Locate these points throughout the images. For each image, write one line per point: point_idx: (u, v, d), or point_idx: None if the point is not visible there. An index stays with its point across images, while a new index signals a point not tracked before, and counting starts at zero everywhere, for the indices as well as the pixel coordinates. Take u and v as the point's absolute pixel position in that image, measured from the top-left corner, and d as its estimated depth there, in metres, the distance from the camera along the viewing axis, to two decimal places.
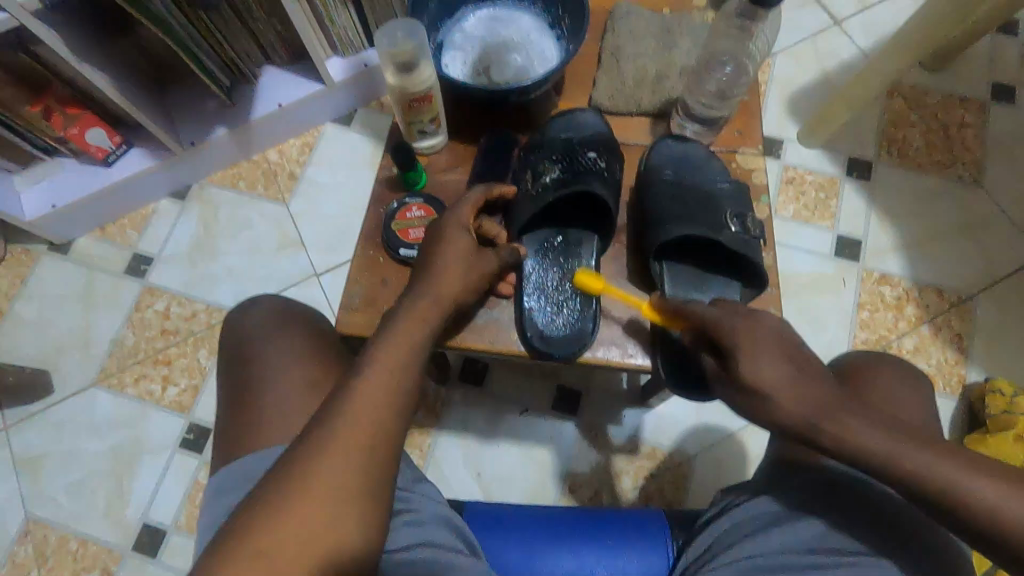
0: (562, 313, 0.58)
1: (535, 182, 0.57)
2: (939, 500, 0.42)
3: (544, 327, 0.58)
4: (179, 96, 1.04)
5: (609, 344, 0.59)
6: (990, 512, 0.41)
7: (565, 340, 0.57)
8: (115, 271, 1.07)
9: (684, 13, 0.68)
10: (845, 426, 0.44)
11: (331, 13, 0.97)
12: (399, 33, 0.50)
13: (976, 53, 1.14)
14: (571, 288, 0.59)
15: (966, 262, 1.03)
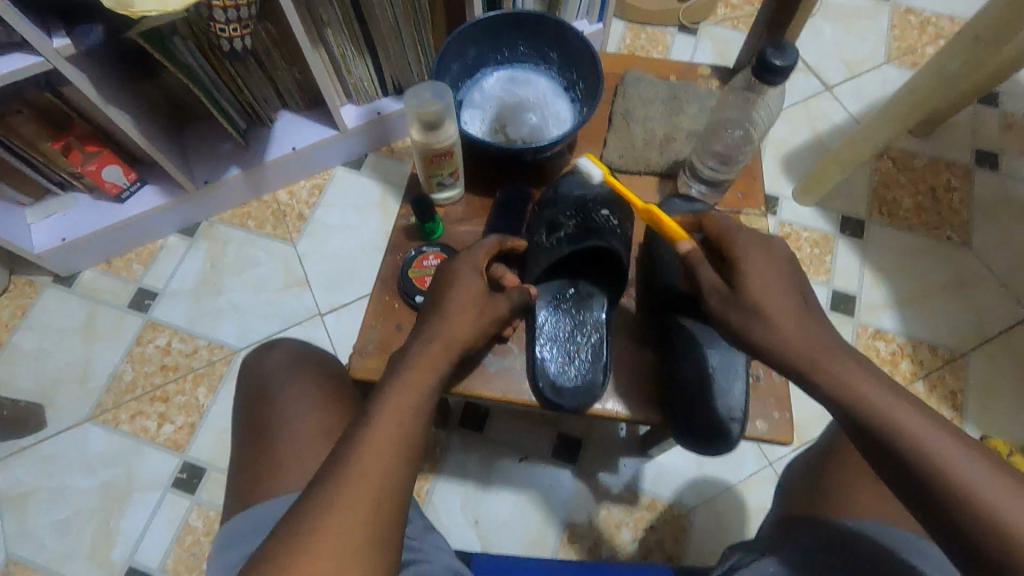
0: (574, 363, 0.57)
1: (549, 236, 0.59)
2: (936, 477, 0.40)
3: (555, 377, 0.57)
4: (196, 137, 1.07)
5: (618, 397, 0.58)
6: (986, 502, 0.38)
7: (576, 391, 0.56)
8: (118, 305, 1.07)
9: (690, 81, 0.72)
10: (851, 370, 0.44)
11: (349, 64, 1.01)
12: (427, 93, 0.53)
13: (960, 122, 1.20)
14: (584, 340, 0.59)
15: (958, 320, 1.05)
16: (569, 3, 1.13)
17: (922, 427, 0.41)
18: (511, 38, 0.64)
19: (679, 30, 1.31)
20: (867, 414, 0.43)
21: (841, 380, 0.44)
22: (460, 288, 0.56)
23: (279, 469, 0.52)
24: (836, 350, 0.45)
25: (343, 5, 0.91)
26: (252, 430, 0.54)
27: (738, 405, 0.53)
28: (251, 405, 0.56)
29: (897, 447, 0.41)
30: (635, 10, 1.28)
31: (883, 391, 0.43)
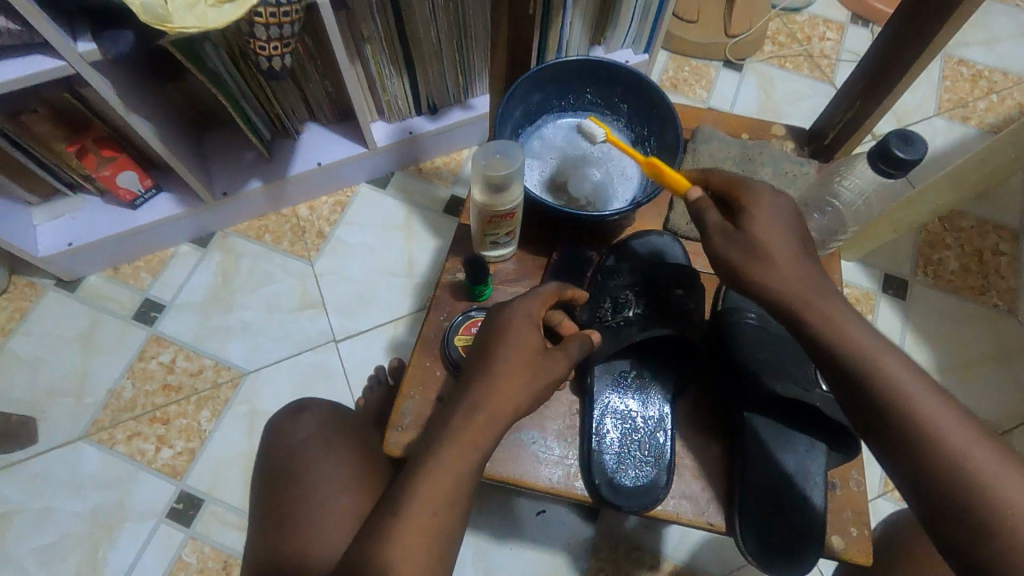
0: (635, 461, 0.55)
1: (615, 315, 0.57)
2: (921, 432, 0.44)
3: (613, 474, 0.54)
4: (217, 144, 1.02)
5: (681, 496, 0.55)
6: (963, 456, 0.43)
7: (636, 492, 0.54)
8: (123, 316, 1.01)
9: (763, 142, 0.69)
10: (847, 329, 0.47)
11: (384, 81, 0.96)
12: (496, 153, 0.48)
13: (1011, 183, 1.16)
14: (646, 435, 0.56)
15: (1001, 394, 1.00)
16: (616, 31, 1.08)
17: (962, 431, 0.43)
18: (580, 86, 0.60)
19: (724, 65, 1.26)
20: (883, 387, 0.45)
21: (914, 406, 0.44)
22: (516, 346, 0.51)
23: (316, 530, 0.56)
24: (895, 361, 0.46)
25: (386, 21, 0.86)
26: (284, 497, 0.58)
27: (815, 519, 0.52)
28: (285, 473, 0.60)
29: (948, 468, 0.43)
30: (680, 41, 1.24)
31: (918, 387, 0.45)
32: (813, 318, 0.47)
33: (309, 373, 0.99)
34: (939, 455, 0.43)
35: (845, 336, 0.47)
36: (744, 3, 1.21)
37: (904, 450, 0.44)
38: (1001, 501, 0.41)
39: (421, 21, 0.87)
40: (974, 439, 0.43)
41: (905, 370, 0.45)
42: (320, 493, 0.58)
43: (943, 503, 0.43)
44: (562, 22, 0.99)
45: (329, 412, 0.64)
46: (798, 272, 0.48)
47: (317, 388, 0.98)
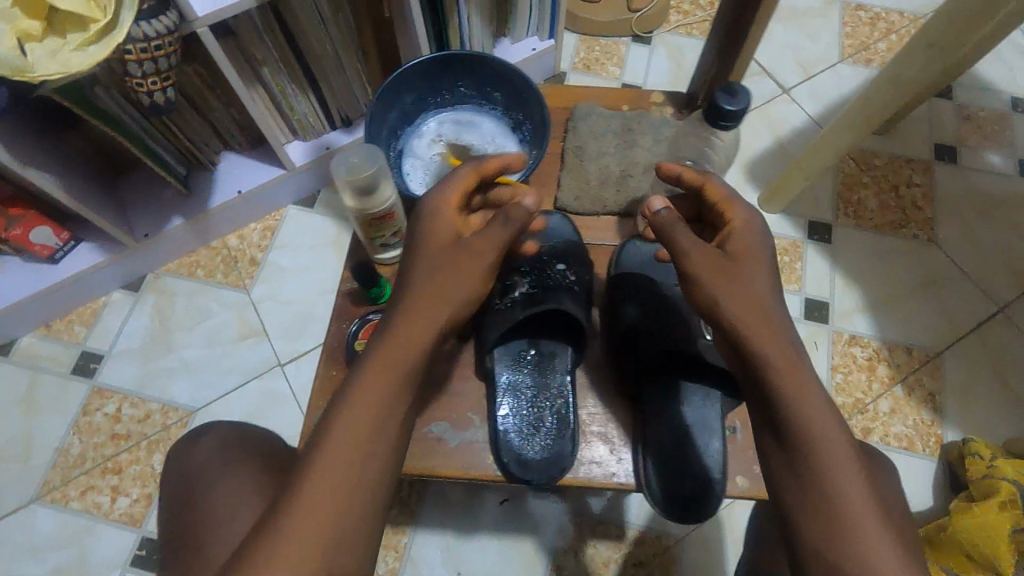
0: (539, 435, 0.58)
1: (504, 299, 0.61)
2: (804, 436, 0.47)
3: (521, 451, 0.57)
4: (134, 187, 1.01)
5: (592, 462, 0.58)
6: (830, 468, 0.46)
7: (544, 464, 0.57)
8: (61, 373, 1.00)
9: (643, 111, 0.74)
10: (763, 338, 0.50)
11: (291, 102, 0.97)
12: (355, 157, 0.50)
13: (917, 118, 1.20)
14: (546, 409, 0.59)
15: (930, 321, 1.04)
16: (517, 22, 1.10)
17: (841, 448, 0.47)
18: (450, 81, 0.62)
19: (633, 40, 1.28)
20: (786, 392, 0.48)
21: (820, 439, 0.47)
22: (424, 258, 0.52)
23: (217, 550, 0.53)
24: (808, 379, 0.49)
25: (278, 42, 0.86)
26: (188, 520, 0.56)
27: (715, 466, 0.56)
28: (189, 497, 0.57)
29: (822, 489, 0.46)
30: (587, 23, 1.25)
31: (822, 404, 0.48)
32: (744, 321, 0.50)
33: (258, 401, 0.99)
34: (833, 491, 0.45)
35: (785, 359, 0.49)
36: None
37: (804, 485, 0.46)
38: (854, 529, 0.44)
39: (313, 36, 0.87)
40: (846, 460, 0.47)
41: (833, 421, 0.48)
42: (223, 512, 0.55)
43: (815, 539, 0.45)
44: (459, 19, 1.00)
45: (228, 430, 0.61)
46: (750, 281, 0.53)
47: (268, 414, 0.98)
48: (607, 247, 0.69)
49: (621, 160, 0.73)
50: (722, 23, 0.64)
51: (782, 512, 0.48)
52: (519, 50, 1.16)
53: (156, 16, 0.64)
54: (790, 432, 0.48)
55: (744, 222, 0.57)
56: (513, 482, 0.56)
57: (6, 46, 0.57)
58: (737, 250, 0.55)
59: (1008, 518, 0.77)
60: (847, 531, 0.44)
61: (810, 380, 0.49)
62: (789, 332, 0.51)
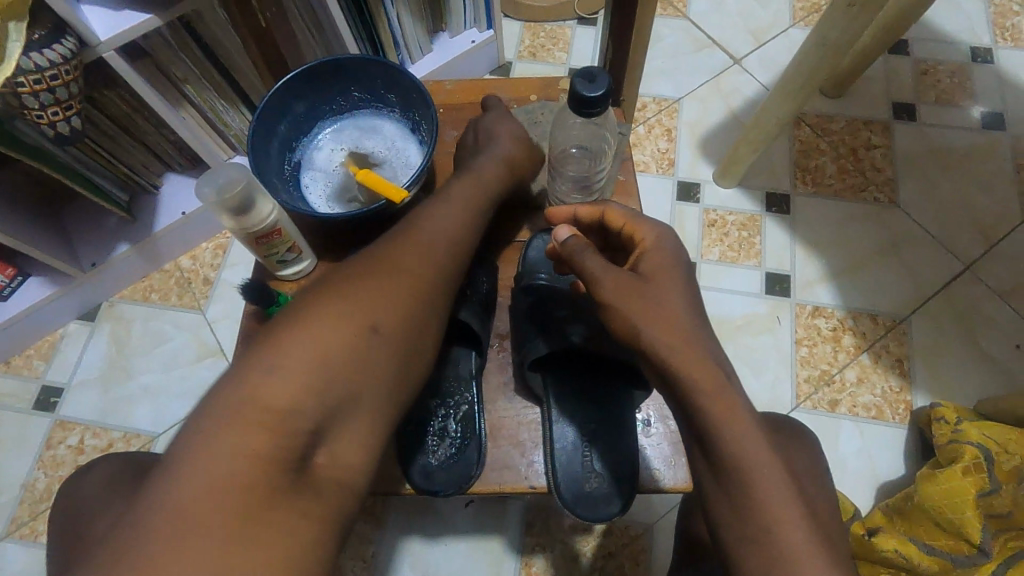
0: (443, 444, 0.58)
1: None
2: (739, 467, 0.43)
3: (426, 462, 0.57)
4: (78, 217, 1.00)
5: (502, 467, 0.58)
6: (765, 501, 0.42)
7: (447, 474, 0.57)
8: (22, 409, 1.00)
9: (551, 100, 0.72)
10: (691, 361, 0.44)
11: (224, 117, 0.95)
12: (224, 179, 0.49)
13: (873, 77, 1.17)
14: (448, 419, 0.59)
15: (894, 285, 1.02)
16: (450, 14, 1.07)
17: (775, 475, 0.43)
18: (343, 87, 0.61)
19: (579, 23, 1.26)
20: (716, 424, 0.43)
21: (752, 468, 0.43)
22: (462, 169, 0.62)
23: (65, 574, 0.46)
24: (740, 404, 0.44)
25: (197, 59, 0.85)
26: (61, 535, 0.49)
27: (625, 466, 0.57)
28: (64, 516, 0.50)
29: (759, 521, 0.42)
30: (529, 10, 1.23)
31: (754, 431, 0.43)
32: (671, 343, 0.45)
33: None
34: (767, 524, 0.42)
35: (719, 387, 0.44)
36: None
37: (730, 498, 0.43)
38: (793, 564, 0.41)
39: (233, 48, 0.86)
40: (780, 486, 0.43)
41: (764, 445, 0.43)
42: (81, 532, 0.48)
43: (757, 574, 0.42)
44: (386, 18, 0.98)
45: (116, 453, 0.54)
46: (667, 297, 0.48)
47: None
48: (517, 244, 0.67)
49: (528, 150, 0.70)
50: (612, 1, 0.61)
51: (711, 523, 0.45)
52: (458, 44, 1.14)
53: (48, 46, 0.64)
54: (721, 456, 0.43)
55: (655, 241, 0.53)
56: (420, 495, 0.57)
57: None
58: (651, 270, 0.50)
59: (973, 482, 0.75)
60: (771, 540, 0.42)
61: (735, 395, 0.44)
62: (704, 342, 0.46)
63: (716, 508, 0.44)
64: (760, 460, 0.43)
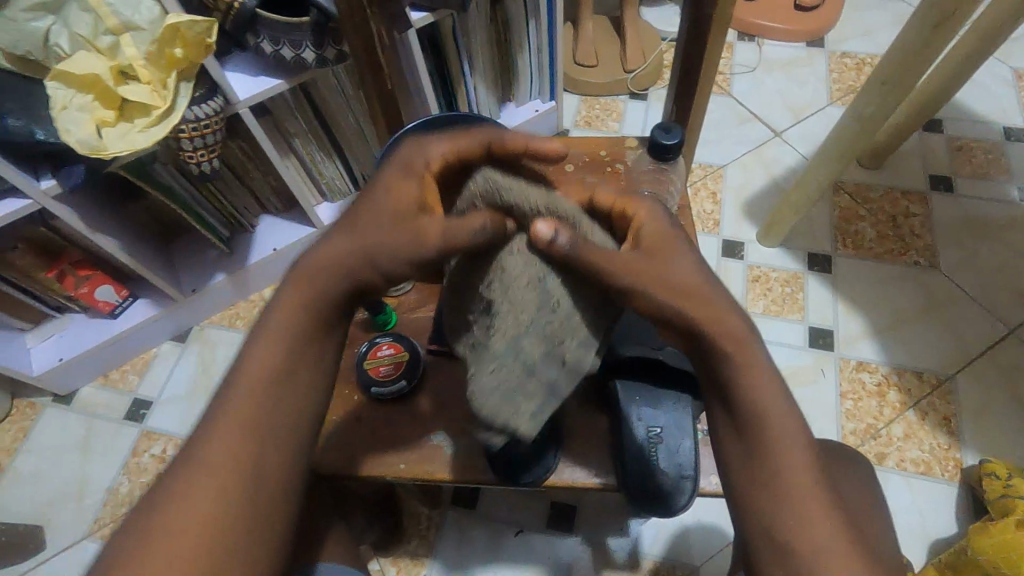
0: (526, 438, 0.62)
1: None
2: (761, 435, 0.47)
3: (509, 453, 0.61)
4: (184, 248, 1.14)
5: (574, 465, 0.62)
6: (782, 472, 0.47)
7: (529, 464, 0.61)
8: (114, 418, 1.10)
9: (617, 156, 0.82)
10: (719, 331, 0.48)
11: (320, 167, 1.09)
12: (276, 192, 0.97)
13: (909, 151, 1.25)
14: None
15: (937, 345, 1.05)
16: (519, 86, 1.21)
17: (797, 453, 0.47)
18: None
19: (630, 97, 1.39)
20: (745, 392, 0.48)
21: (775, 445, 0.47)
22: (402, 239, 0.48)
23: None
24: (772, 384, 0.48)
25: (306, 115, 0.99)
26: None
27: (688, 462, 0.56)
28: None
29: (771, 485, 0.47)
30: (586, 85, 1.37)
31: (781, 410, 0.48)
32: (705, 320, 0.48)
33: None
34: (783, 490, 0.46)
35: (750, 365, 0.48)
36: (636, 40, 1.35)
37: (755, 475, 0.48)
38: (800, 534, 0.45)
39: (337, 108, 1.00)
40: (801, 464, 0.47)
41: (793, 426, 0.48)
42: None
43: (766, 535, 0.46)
44: (465, 89, 1.12)
45: None
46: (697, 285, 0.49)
47: None
48: None
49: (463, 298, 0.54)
50: (675, 70, 0.70)
51: (729, 485, 0.49)
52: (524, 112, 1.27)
53: (205, 101, 0.78)
54: (746, 421, 0.48)
55: (651, 215, 0.51)
56: (503, 482, 0.61)
57: (87, 131, 0.70)
58: (652, 245, 0.49)
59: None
60: (780, 506, 0.46)
61: (760, 359, 0.49)
62: (737, 312, 0.49)
63: (740, 482, 0.48)
64: (782, 433, 0.47)
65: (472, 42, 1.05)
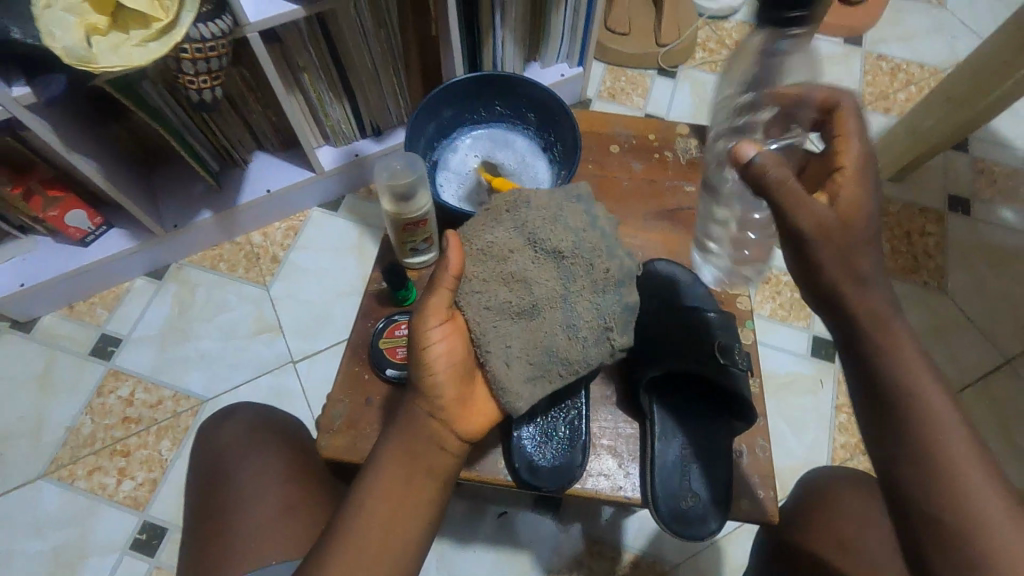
0: (553, 441, 0.57)
1: None
2: (925, 445, 0.43)
3: (533, 458, 0.56)
4: (166, 178, 1.04)
5: (599, 473, 0.57)
6: (965, 492, 0.42)
7: (554, 472, 0.56)
8: (78, 353, 1.02)
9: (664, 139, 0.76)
10: (889, 333, 0.45)
11: (326, 108, 0.99)
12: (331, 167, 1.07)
13: (934, 168, 1.22)
14: (560, 420, 0.58)
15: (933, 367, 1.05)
16: (549, 46, 1.13)
17: (972, 466, 0.42)
18: (488, 100, 0.66)
19: (658, 73, 1.32)
20: (911, 400, 0.44)
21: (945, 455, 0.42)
22: (465, 343, 0.52)
23: (246, 517, 0.57)
24: (935, 385, 0.44)
25: (320, 51, 0.90)
26: (211, 505, 0.58)
27: (722, 484, 0.55)
28: (211, 477, 0.60)
29: (951, 509, 0.42)
30: (614, 54, 1.29)
31: (950, 417, 0.44)
32: (863, 310, 0.45)
33: (269, 396, 1.00)
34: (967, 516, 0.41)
35: (905, 369, 0.44)
36: (673, 12, 1.26)
37: (894, 439, 0.44)
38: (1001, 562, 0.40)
39: (354, 47, 0.91)
40: (983, 479, 0.42)
41: (958, 436, 0.43)
42: (245, 486, 0.59)
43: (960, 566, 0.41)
44: (492, 42, 1.04)
45: (251, 413, 0.65)
46: (862, 267, 0.45)
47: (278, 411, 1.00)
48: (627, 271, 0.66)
49: (493, 345, 0.52)
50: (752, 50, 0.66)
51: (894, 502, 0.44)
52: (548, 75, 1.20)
53: (212, 20, 0.69)
54: (906, 422, 0.44)
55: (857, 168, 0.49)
56: (523, 488, 0.55)
57: (75, 39, 0.61)
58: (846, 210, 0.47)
59: None
60: (971, 537, 0.41)
61: (907, 353, 0.45)
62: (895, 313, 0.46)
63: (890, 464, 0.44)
64: (948, 440, 0.43)
65: None
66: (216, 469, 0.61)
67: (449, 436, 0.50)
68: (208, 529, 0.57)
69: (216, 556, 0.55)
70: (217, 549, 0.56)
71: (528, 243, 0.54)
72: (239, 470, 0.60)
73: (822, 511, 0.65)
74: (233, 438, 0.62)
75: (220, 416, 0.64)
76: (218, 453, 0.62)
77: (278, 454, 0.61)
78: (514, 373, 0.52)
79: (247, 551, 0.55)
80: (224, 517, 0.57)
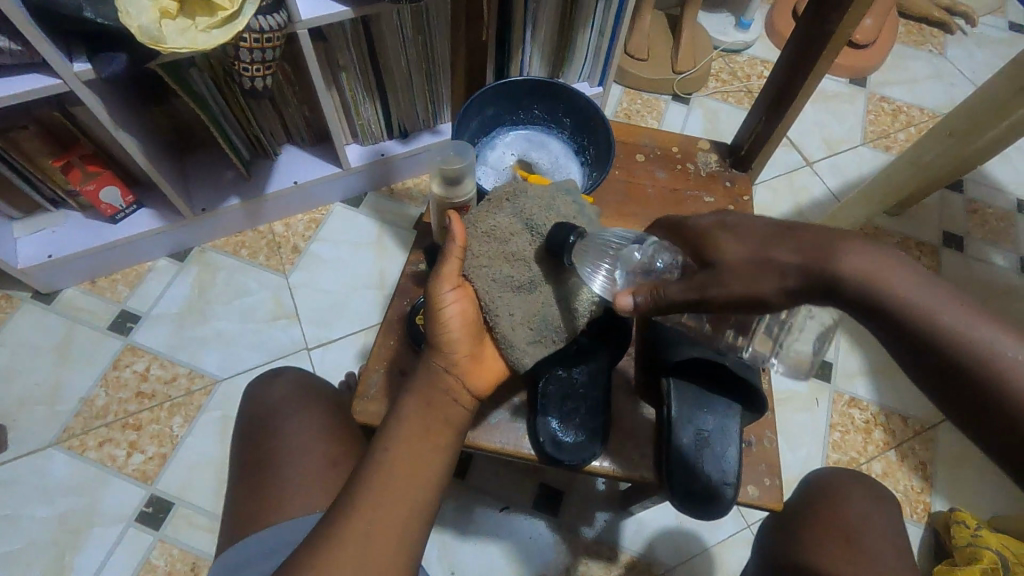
0: (575, 419, 0.61)
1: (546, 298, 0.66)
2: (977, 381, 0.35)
3: (557, 432, 0.60)
4: (198, 163, 1.07)
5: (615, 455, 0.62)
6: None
7: (575, 447, 0.60)
8: (97, 326, 1.04)
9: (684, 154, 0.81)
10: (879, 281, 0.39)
11: (358, 105, 1.03)
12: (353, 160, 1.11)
13: (930, 205, 1.28)
14: (581, 400, 0.62)
15: None
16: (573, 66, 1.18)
17: None
18: (527, 103, 0.71)
19: (672, 98, 1.38)
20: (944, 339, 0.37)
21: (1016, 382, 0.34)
22: (475, 308, 0.56)
23: (288, 468, 0.62)
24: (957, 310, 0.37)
25: (360, 50, 0.94)
26: (258, 456, 0.64)
27: (730, 469, 0.59)
28: (260, 430, 0.65)
29: None
30: (633, 78, 1.35)
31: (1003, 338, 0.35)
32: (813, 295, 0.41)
33: None
34: None
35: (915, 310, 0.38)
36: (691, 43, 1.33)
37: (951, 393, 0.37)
38: None
39: (391, 48, 0.95)
40: None
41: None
42: (290, 441, 0.64)
43: None
44: (521, 56, 1.10)
45: (299, 377, 0.70)
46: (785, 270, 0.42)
47: None
48: None
49: (500, 312, 0.56)
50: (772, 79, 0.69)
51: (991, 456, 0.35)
52: None
53: (269, 14, 0.73)
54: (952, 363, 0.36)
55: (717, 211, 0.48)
56: (546, 461, 0.60)
57: (148, 18, 0.65)
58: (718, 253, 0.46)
59: None
60: None
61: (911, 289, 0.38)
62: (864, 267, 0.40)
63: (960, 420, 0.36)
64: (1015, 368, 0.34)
65: (540, 9, 1.02)
66: (263, 424, 0.66)
67: (463, 390, 0.53)
68: (253, 476, 0.63)
69: (261, 503, 0.60)
70: (263, 493, 0.61)
71: (527, 227, 0.58)
72: (285, 426, 0.65)
73: (825, 510, 0.68)
74: (281, 397, 0.67)
75: (271, 375, 0.70)
76: (266, 409, 0.67)
77: (321, 416, 0.67)
78: (518, 336, 0.56)
79: (287, 497, 0.61)
80: (268, 467, 0.62)
